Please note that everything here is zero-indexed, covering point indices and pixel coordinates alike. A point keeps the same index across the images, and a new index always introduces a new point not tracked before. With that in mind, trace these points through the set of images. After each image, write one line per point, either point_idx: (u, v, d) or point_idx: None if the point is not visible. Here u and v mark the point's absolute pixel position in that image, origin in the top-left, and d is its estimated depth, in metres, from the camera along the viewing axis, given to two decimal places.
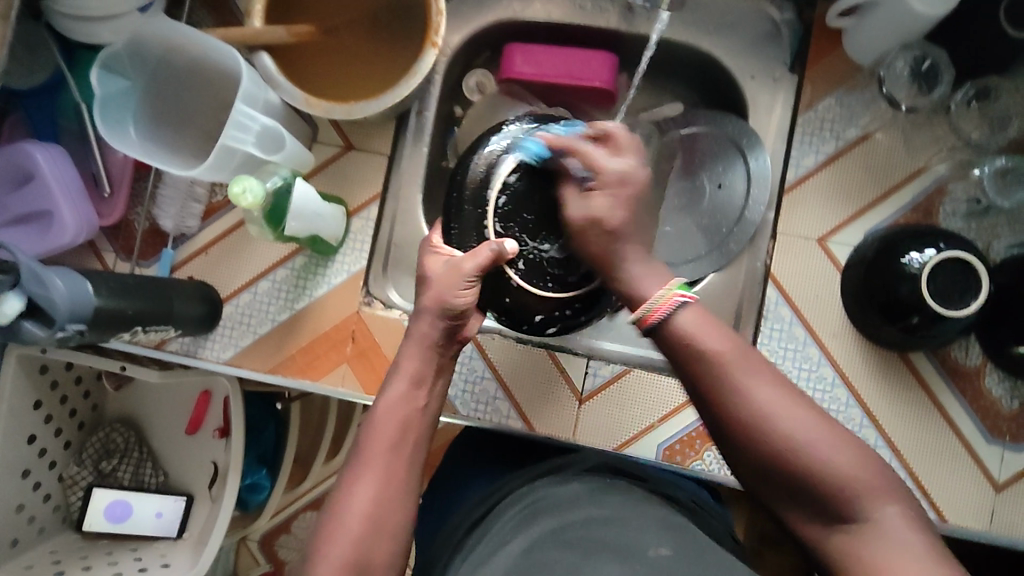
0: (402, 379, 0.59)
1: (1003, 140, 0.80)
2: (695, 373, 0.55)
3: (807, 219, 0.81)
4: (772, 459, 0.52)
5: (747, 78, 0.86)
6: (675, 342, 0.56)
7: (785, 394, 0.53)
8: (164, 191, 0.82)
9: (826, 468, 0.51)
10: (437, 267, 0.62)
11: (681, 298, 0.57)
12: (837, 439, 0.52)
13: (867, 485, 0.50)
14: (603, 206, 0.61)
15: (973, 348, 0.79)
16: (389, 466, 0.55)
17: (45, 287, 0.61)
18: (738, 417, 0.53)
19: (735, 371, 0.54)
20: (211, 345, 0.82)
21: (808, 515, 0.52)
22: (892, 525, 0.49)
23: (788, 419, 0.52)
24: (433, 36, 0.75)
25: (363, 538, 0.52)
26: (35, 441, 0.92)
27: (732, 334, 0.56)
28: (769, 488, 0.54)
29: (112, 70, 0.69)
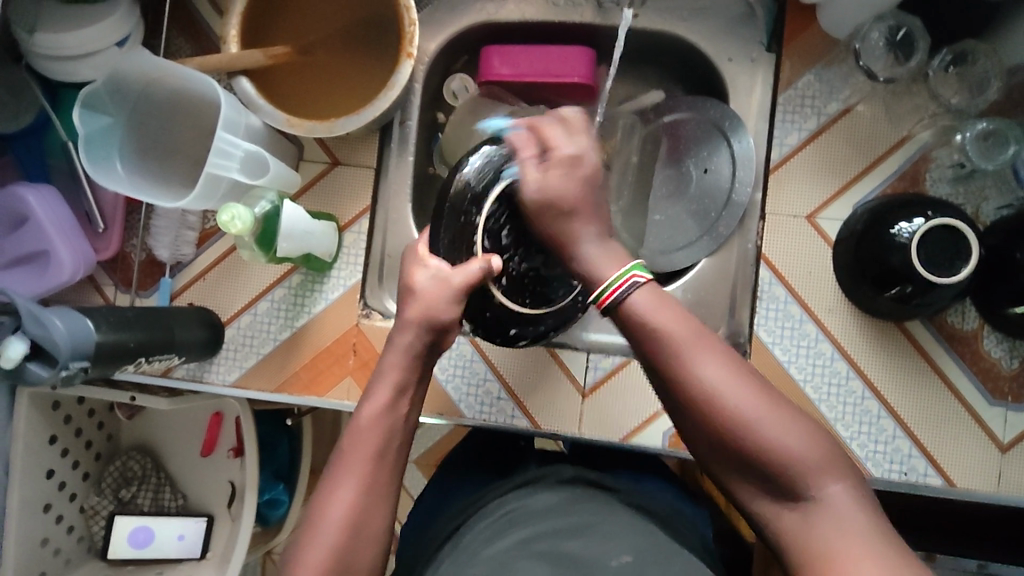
0: (381, 393, 0.60)
1: (984, 103, 0.79)
2: (649, 353, 0.56)
3: (796, 197, 0.82)
4: (723, 441, 0.53)
5: (724, 60, 0.87)
6: (632, 322, 0.56)
7: (735, 374, 0.54)
8: (158, 222, 0.83)
9: (774, 449, 0.51)
10: (423, 280, 0.62)
11: (635, 278, 0.57)
12: (787, 418, 0.52)
13: (816, 466, 0.51)
14: (558, 178, 0.62)
15: (969, 311, 0.79)
16: (371, 478, 0.57)
17: (45, 327, 0.62)
18: (692, 398, 0.54)
19: (688, 350, 0.54)
20: (216, 368, 0.83)
21: (759, 493, 0.53)
22: (834, 501, 0.50)
23: (739, 396, 0.53)
24: (408, 47, 0.76)
25: (341, 549, 0.54)
26: (53, 475, 0.94)
27: (686, 315, 0.56)
28: (722, 463, 0.55)
29: (94, 108, 0.70)
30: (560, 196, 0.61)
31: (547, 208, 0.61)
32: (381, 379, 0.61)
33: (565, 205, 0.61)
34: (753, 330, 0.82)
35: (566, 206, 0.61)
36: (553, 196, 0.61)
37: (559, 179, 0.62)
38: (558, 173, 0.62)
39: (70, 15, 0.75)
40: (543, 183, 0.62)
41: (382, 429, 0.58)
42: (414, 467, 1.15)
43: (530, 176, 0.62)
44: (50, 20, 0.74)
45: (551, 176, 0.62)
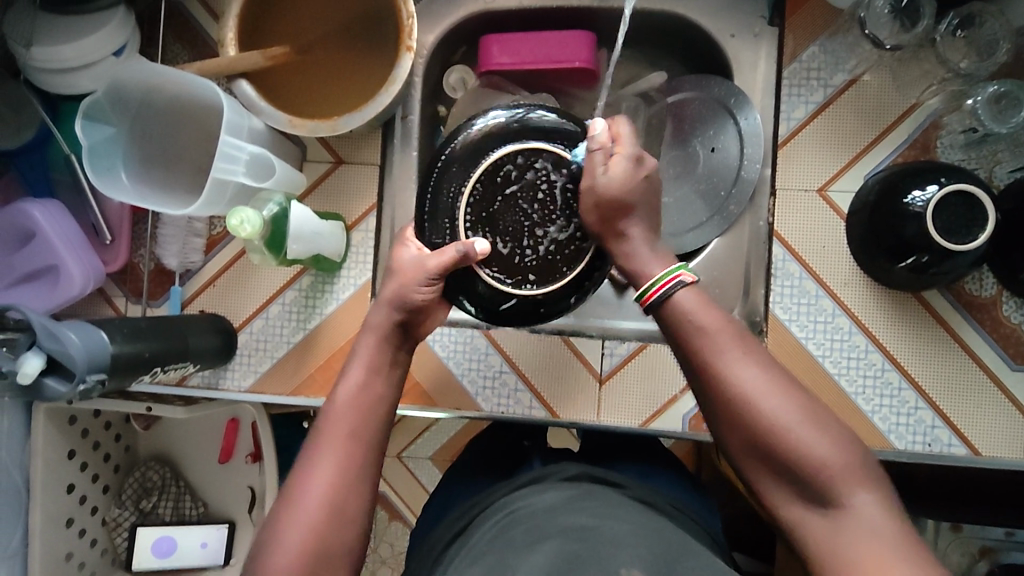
0: (359, 368, 0.60)
1: (995, 65, 0.78)
2: (687, 350, 0.56)
3: (806, 171, 0.81)
4: (756, 440, 0.53)
5: (727, 37, 0.85)
6: (675, 321, 0.57)
7: (772, 378, 0.54)
8: (165, 231, 0.83)
9: (807, 451, 0.51)
10: (405, 258, 0.62)
11: (680, 278, 0.57)
12: (820, 424, 0.52)
13: (847, 474, 0.51)
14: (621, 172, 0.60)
15: (987, 278, 0.78)
16: (344, 453, 0.56)
17: (60, 342, 0.61)
18: (727, 396, 0.54)
19: (724, 349, 0.55)
20: (231, 375, 0.83)
21: (789, 498, 0.53)
22: (867, 511, 0.50)
23: (773, 398, 0.53)
24: (407, 40, 0.75)
25: (316, 527, 0.53)
26: (74, 489, 0.94)
27: (725, 315, 0.57)
28: (751, 466, 0.54)
29: (95, 119, 0.69)
30: (621, 191, 0.59)
31: (603, 206, 0.60)
32: (354, 357, 0.61)
33: (619, 201, 0.60)
34: (768, 309, 0.81)
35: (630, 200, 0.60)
36: (617, 187, 0.59)
37: (623, 174, 0.60)
38: (621, 168, 0.60)
39: (66, 27, 0.74)
40: (609, 176, 0.60)
41: (355, 407, 0.58)
42: (431, 464, 1.15)
43: (596, 169, 0.60)
44: (46, 33, 0.74)
45: (616, 170, 0.60)
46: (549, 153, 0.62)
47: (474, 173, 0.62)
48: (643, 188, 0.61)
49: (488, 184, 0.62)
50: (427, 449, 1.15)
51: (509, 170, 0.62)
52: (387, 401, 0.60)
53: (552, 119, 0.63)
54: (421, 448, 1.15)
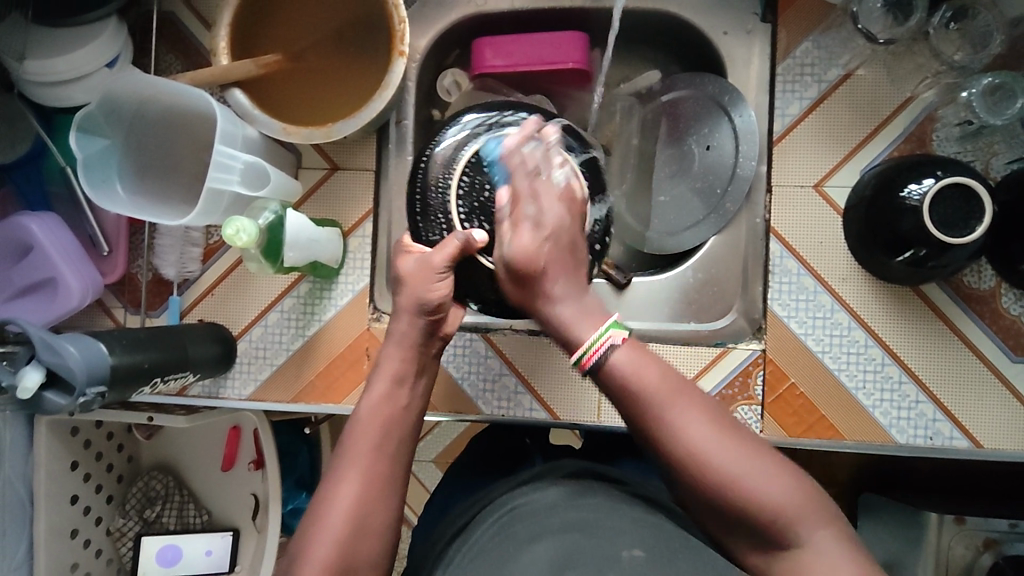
0: (384, 379, 0.60)
1: (988, 57, 0.78)
2: (631, 412, 0.55)
3: (802, 167, 0.81)
4: (708, 498, 0.52)
5: (720, 34, 0.85)
6: (615, 386, 0.55)
7: (718, 430, 0.53)
8: (163, 241, 0.83)
9: (760, 502, 0.51)
10: (408, 264, 0.63)
11: (612, 340, 0.55)
12: (770, 470, 0.52)
13: (802, 516, 0.51)
14: (529, 241, 0.58)
15: (986, 270, 0.78)
16: (371, 465, 0.56)
17: (59, 354, 0.61)
18: (676, 459, 0.53)
19: (669, 409, 0.53)
20: (231, 383, 0.83)
21: (747, 546, 0.53)
22: (824, 550, 0.51)
23: (721, 455, 0.52)
24: (399, 45, 0.75)
25: (343, 538, 0.53)
26: (78, 500, 0.94)
27: (664, 369, 0.55)
28: (711, 521, 0.54)
29: (89, 131, 0.69)
30: (529, 261, 0.58)
31: (514, 274, 0.58)
32: (382, 367, 0.61)
33: (533, 270, 0.58)
34: (767, 305, 0.81)
35: (543, 266, 0.58)
36: (526, 255, 0.58)
37: (530, 242, 0.58)
38: (529, 235, 0.58)
39: (58, 40, 0.74)
40: (515, 246, 0.58)
41: (382, 419, 0.58)
42: (433, 466, 1.15)
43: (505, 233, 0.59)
44: (39, 46, 0.74)
45: (521, 238, 0.58)
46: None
47: (461, 162, 0.65)
48: (558, 252, 0.58)
49: (477, 170, 0.64)
50: (429, 451, 1.15)
51: (495, 152, 0.65)
52: (413, 414, 0.60)
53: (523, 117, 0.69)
54: (423, 451, 1.15)
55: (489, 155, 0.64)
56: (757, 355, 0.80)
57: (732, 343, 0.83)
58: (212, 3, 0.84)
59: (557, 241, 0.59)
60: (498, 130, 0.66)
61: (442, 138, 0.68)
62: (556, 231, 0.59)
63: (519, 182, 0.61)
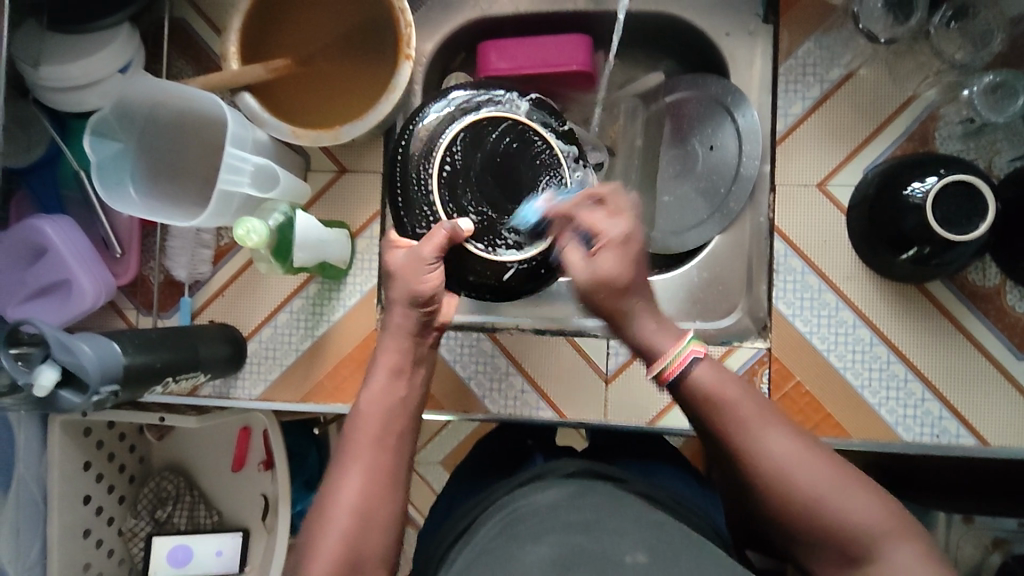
0: (382, 370, 0.61)
1: (989, 56, 0.79)
2: (712, 428, 0.55)
3: (805, 166, 0.81)
4: (791, 515, 0.52)
5: (722, 35, 0.86)
6: (697, 397, 0.55)
7: (802, 446, 0.53)
8: (173, 243, 0.84)
9: (843, 518, 0.50)
10: (397, 258, 0.63)
11: (693, 353, 0.57)
12: (854, 487, 0.51)
13: (882, 532, 0.50)
14: (610, 265, 0.59)
15: (990, 268, 0.78)
16: (373, 459, 0.56)
17: (72, 353, 0.62)
18: (756, 475, 0.53)
19: (748, 424, 0.54)
20: (241, 383, 0.84)
21: (833, 567, 0.52)
22: (910, 569, 0.49)
23: (803, 470, 0.52)
24: (405, 48, 0.76)
25: (350, 533, 0.53)
26: (90, 500, 0.96)
27: (744, 385, 0.56)
28: (792, 537, 0.53)
29: (103, 135, 0.71)
30: (611, 282, 0.59)
31: (597, 290, 0.59)
32: (377, 364, 0.62)
33: (613, 292, 0.59)
34: (772, 304, 0.81)
35: (622, 284, 0.59)
36: (606, 279, 0.59)
37: (610, 266, 0.59)
38: (607, 256, 0.60)
39: (73, 46, 0.76)
40: (595, 270, 0.59)
41: (382, 412, 0.59)
42: (441, 468, 1.15)
43: (575, 264, 0.62)
44: (53, 53, 0.76)
45: (603, 259, 0.60)
46: (511, 120, 0.69)
47: (444, 146, 0.66)
48: (636, 270, 0.60)
49: (464, 150, 0.67)
50: (437, 453, 1.16)
51: (480, 125, 0.68)
52: (412, 407, 0.60)
53: (511, 96, 0.70)
54: (431, 453, 1.16)
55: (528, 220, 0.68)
56: (763, 354, 0.81)
57: (737, 342, 0.83)
58: (222, 9, 0.86)
59: (633, 258, 0.60)
60: (480, 113, 0.68)
61: (427, 113, 0.68)
62: (630, 249, 0.60)
63: (589, 217, 0.62)
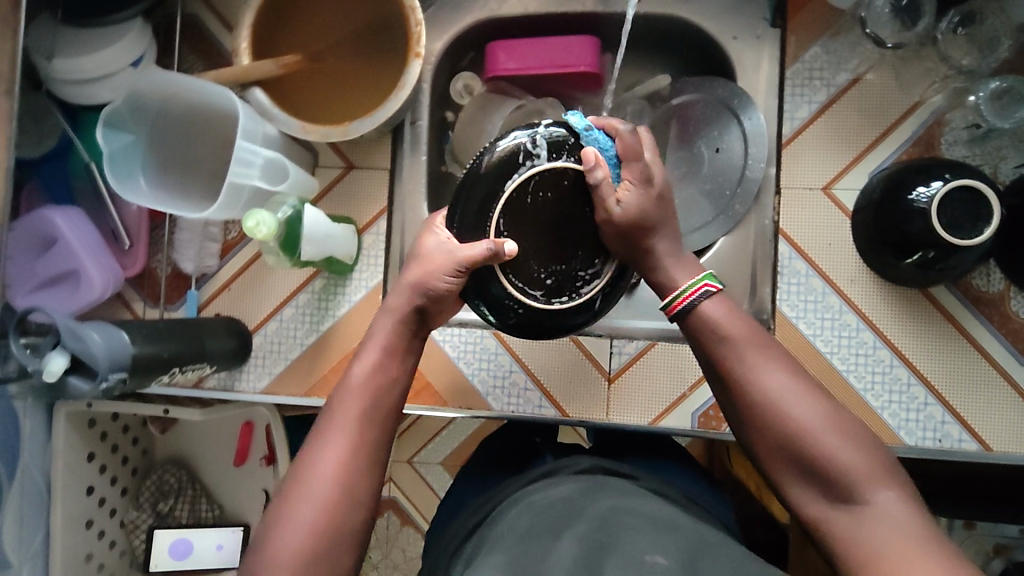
0: (375, 348, 0.62)
1: (996, 62, 0.79)
2: (714, 360, 0.59)
3: (810, 170, 0.82)
4: (779, 442, 0.55)
5: (730, 39, 0.87)
6: (702, 330, 0.60)
7: (798, 385, 0.56)
8: (182, 236, 0.85)
9: (828, 451, 0.53)
10: (432, 244, 0.63)
11: (706, 287, 0.61)
12: (844, 429, 0.54)
13: (867, 472, 0.52)
14: (634, 201, 0.62)
15: (994, 274, 0.78)
16: (358, 432, 0.58)
17: (83, 342, 0.63)
18: (750, 402, 0.57)
19: (749, 356, 0.57)
20: (246, 376, 0.85)
21: (812, 498, 0.54)
22: (890, 508, 0.50)
23: (795, 403, 0.55)
24: (415, 46, 0.77)
25: (330, 504, 0.55)
26: (93, 491, 0.96)
27: (751, 322, 0.60)
28: (777, 468, 0.55)
29: (115, 125, 0.71)
30: (641, 218, 0.62)
31: (626, 227, 0.62)
32: (370, 340, 0.63)
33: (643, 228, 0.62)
34: (775, 306, 0.82)
35: (649, 225, 0.62)
36: (638, 213, 0.62)
37: (635, 200, 0.62)
38: (635, 193, 0.63)
39: (88, 39, 0.77)
40: (623, 207, 0.62)
41: (369, 390, 0.60)
42: (441, 469, 1.16)
43: (608, 200, 0.62)
44: (67, 46, 0.77)
45: (628, 199, 0.62)
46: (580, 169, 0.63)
47: (516, 181, 0.62)
48: (659, 208, 0.64)
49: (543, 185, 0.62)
50: (437, 454, 1.16)
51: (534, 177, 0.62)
52: (400, 388, 0.62)
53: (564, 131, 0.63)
54: (432, 453, 1.16)
55: (578, 124, 0.64)
56: None
57: None
58: (233, 5, 0.87)
59: (657, 198, 0.63)
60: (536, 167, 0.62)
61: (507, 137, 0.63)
62: (654, 189, 0.63)
63: (624, 144, 0.63)
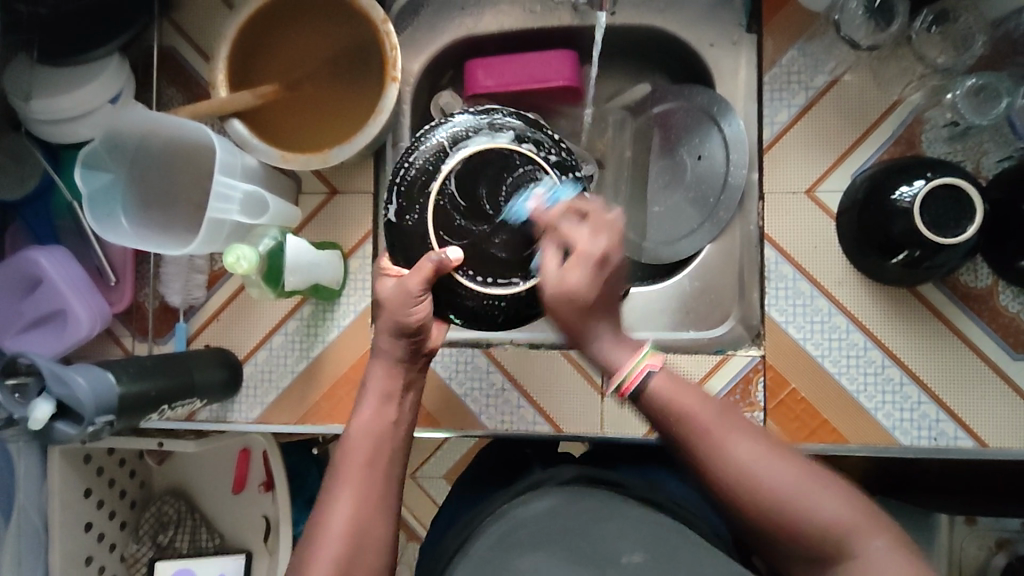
0: (373, 398, 0.61)
1: (971, 58, 0.79)
2: (683, 446, 0.56)
3: (793, 173, 0.82)
4: (764, 520, 0.52)
5: (706, 46, 0.87)
6: (660, 413, 0.56)
7: (763, 449, 0.54)
8: (167, 269, 0.85)
9: (813, 518, 0.51)
10: (386, 288, 0.62)
11: (650, 366, 0.57)
12: (820, 484, 0.52)
13: (858, 526, 0.51)
14: (579, 282, 0.57)
15: (982, 269, 0.78)
16: (365, 480, 0.57)
17: (68, 386, 0.62)
18: (727, 485, 0.53)
19: (714, 435, 0.54)
20: (239, 407, 0.84)
21: (810, 566, 0.53)
22: (883, 559, 0.51)
23: (771, 474, 0.52)
24: (392, 71, 0.77)
25: (342, 555, 0.54)
26: (91, 528, 0.96)
27: (704, 393, 0.57)
28: (768, 540, 0.54)
29: (92, 165, 0.72)
30: (580, 301, 0.57)
31: (561, 308, 0.58)
32: (368, 388, 0.62)
33: (577, 307, 0.57)
34: (764, 311, 0.81)
35: (587, 303, 0.57)
36: (575, 296, 0.57)
37: (581, 278, 0.57)
38: (580, 270, 0.57)
39: (62, 78, 0.77)
40: (561, 281, 0.57)
41: (373, 436, 0.59)
42: (445, 483, 1.15)
43: (550, 268, 0.59)
44: (44, 86, 0.77)
45: (574, 271, 0.57)
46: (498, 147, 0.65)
47: (440, 179, 0.63)
48: (607, 292, 0.58)
49: (462, 180, 0.64)
50: (440, 467, 1.15)
51: (410, 189, 0.64)
52: (403, 431, 0.61)
53: (449, 116, 0.67)
54: (433, 468, 1.15)
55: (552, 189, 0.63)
56: (757, 362, 0.81)
57: (731, 351, 0.83)
58: (209, 36, 0.87)
59: (611, 274, 0.58)
60: (449, 160, 0.64)
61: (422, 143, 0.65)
62: (610, 267, 0.58)
63: (573, 231, 0.59)
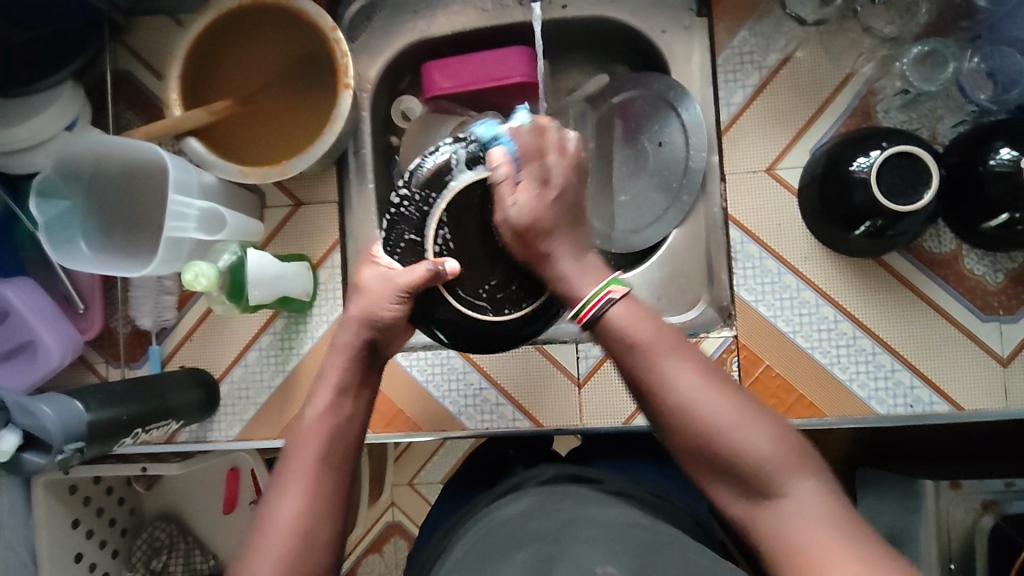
0: (327, 390, 0.60)
1: (917, 25, 0.80)
2: (628, 369, 0.55)
3: (752, 153, 0.82)
4: (699, 444, 0.53)
5: (659, 33, 0.87)
6: (609, 337, 0.56)
7: (708, 381, 0.54)
8: (136, 293, 0.85)
9: (746, 451, 0.51)
10: (371, 276, 0.60)
11: (611, 294, 0.56)
12: (759, 422, 0.53)
13: (786, 465, 0.51)
14: (529, 201, 0.58)
15: (945, 234, 0.79)
16: (317, 477, 0.56)
17: (33, 415, 0.62)
18: (667, 406, 0.53)
19: (660, 358, 0.54)
20: (218, 425, 0.84)
21: (736, 496, 0.53)
22: (807, 499, 0.50)
23: (711, 403, 0.53)
24: (344, 78, 0.77)
25: (288, 555, 0.54)
26: (82, 558, 0.95)
27: (660, 322, 0.56)
28: (700, 466, 0.54)
29: (47, 195, 0.72)
30: (536, 223, 0.57)
31: (521, 236, 0.58)
32: (326, 382, 0.61)
33: (538, 234, 0.57)
34: (734, 292, 0.82)
35: (545, 228, 0.57)
36: (532, 216, 0.57)
37: (531, 200, 0.58)
38: (534, 194, 0.58)
39: (13, 109, 0.76)
40: (518, 207, 0.57)
41: (327, 431, 0.58)
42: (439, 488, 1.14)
43: (505, 201, 0.58)
44: None
45: (522, 201, 0.57)
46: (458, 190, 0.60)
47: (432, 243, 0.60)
48: (559, 208, 0.59)
49: (451, 227, 0.60)
50: (437, 472, 1.10)
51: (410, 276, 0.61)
52: (359, 425, 0.60)
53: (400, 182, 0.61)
54: (433, 472, 1.10)
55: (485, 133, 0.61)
56: (729, 342, 0.81)
57: (704, 333, 0.84)
58: (163, 57, 0.87)
59: (556, 197, 0.58)
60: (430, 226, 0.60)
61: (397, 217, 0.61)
62: (554, 187, 0.59)
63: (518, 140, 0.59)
